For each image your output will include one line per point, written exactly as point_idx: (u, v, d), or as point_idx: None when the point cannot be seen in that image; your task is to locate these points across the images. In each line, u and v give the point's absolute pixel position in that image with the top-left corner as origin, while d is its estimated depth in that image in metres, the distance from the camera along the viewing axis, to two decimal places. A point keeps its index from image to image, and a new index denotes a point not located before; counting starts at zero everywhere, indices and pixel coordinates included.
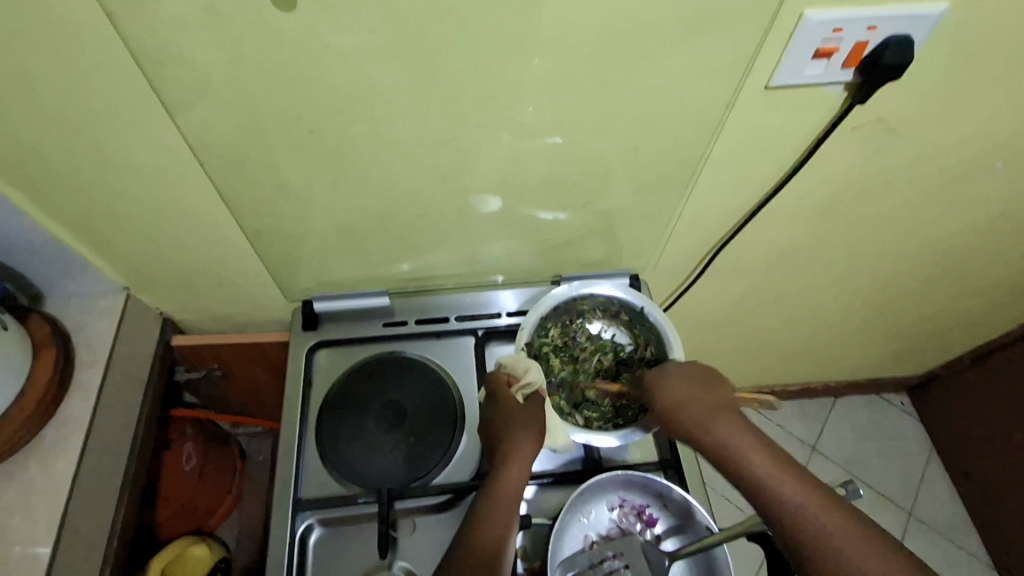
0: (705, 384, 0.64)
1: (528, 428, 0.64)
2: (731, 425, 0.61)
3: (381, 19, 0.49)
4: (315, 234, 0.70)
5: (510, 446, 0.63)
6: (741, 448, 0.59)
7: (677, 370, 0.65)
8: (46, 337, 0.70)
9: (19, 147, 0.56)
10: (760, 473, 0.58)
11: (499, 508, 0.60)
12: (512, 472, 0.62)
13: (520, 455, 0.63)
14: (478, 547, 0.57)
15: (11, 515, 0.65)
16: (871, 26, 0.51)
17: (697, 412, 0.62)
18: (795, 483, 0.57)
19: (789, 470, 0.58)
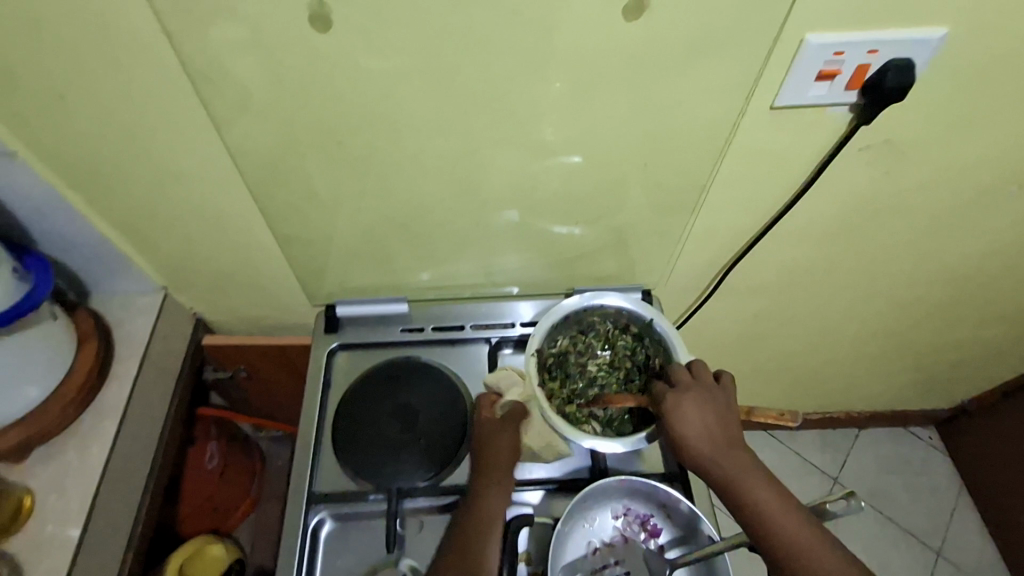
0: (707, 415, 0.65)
1: (504, 450, 0.67)
2: (735, 453, 0.63)
3: (405, 40, 0.53)
4: (340, 239, 0.74)
5: (488, 468, 0.66)
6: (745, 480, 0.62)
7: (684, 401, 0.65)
8: (89, 329, 0.74)
9: (76, 153, 0.61)
10: (764, 504, 0.60)
11: (479, 529, 0.62)
12: (493, 492, 0.64)
13: (498, 477, 0.65)
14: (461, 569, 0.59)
15: (45, 495, 0.67)
16: (871, 50, 0.53)
17: (707, 437, 0.63)
18: (788, 514, 0.60)
19: (782, 494, 0.61)
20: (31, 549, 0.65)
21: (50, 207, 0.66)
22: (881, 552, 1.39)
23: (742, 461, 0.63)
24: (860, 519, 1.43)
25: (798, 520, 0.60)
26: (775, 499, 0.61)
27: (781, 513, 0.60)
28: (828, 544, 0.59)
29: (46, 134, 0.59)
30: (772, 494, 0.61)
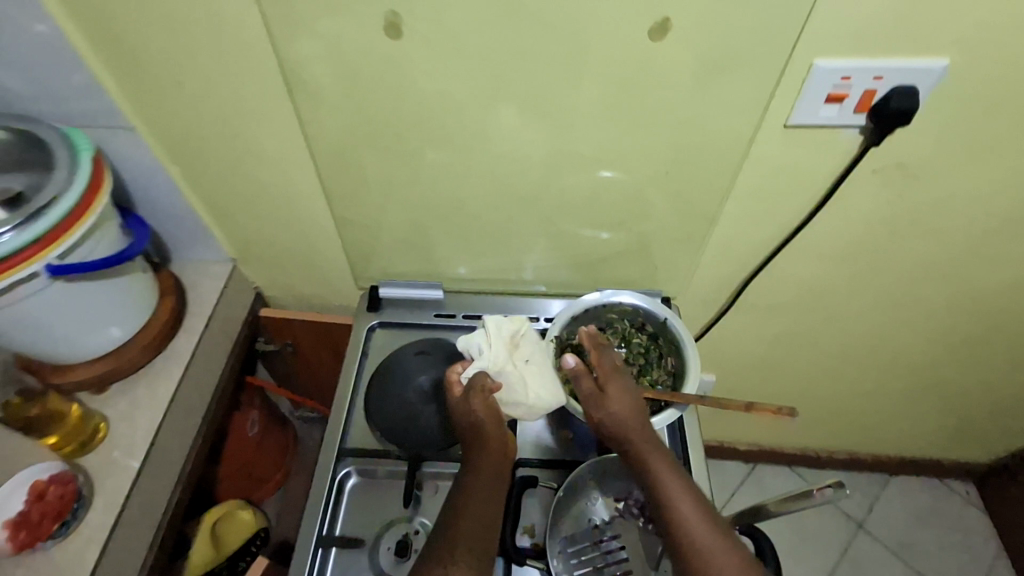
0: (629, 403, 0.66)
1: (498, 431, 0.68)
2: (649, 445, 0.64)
3: (460, 50, 0.61)
4: (388, 225, 0.83)
5: (486, 447, 0.67)
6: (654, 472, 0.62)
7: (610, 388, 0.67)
8: (170, 286, 0.85)
9: (177, 136, 0.72)
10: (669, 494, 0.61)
11: (484, 504, 0.63)
12: (492, 470, 0.66)
13: (498, 456, 0.67)
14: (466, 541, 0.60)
15: (117, 423, 0.76)
16: (877, 76, 0.58)
17: (624, 415, 0.65)
18: (694, 508, 0.60)
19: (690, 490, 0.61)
20: (97, 471, 0.72)
21: (151, 180, 0.78)
22: None
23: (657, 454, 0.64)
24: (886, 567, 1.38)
25: (701, 518, 0.59)
26: (682, 486, 0.61)
27: (685, 508, 0.60)
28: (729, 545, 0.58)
29: (157, 117, 0.70)
30: (680, 487, 0.61)
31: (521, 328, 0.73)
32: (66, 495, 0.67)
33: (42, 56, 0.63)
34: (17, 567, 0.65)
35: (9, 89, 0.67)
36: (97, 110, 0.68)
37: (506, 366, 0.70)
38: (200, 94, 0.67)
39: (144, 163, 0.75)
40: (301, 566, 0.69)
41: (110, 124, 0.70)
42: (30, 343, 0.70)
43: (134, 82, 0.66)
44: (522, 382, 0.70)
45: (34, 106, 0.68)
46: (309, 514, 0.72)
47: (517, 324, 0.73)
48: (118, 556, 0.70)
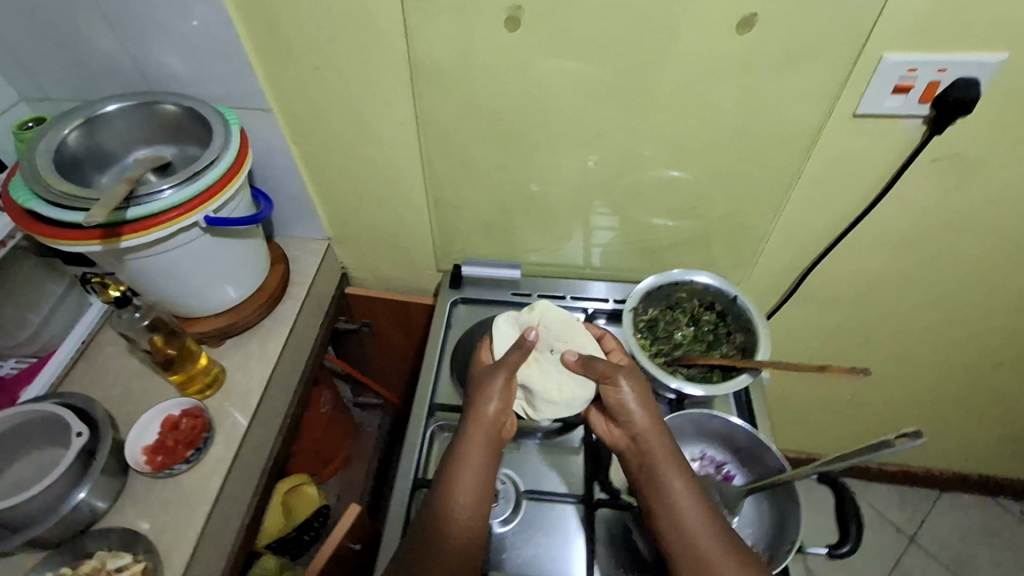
0: (645, 398, 0.70)
1: (505, 400, 0.71)
2: (659, 438, 0.67)
3: (564, 43, 0.70)
4: (476, 208, 0.92)
5: (489, 410, 0.69)
6: (660, 462, 0.66)
7: (631, 379, 0.71)
8: (279, 256, 0.95)
9: (304, 120, 0.83)
10: (669, 484, 0.64)
11: (480, 467, 0.66)
12: (488, 435, 0.68)
13: (495, 422, 0.69)
14: (462, 496, 0.64)
15: (234, 371, 0.85)
16: (941, 69, 0.65)
17: (642, 406, 0.69)
18: (694, 500, 0.63)
19: (691, 483, 0.64)
20: (216, 411, 0.80)
21: (275, 159, 0.89)
22: None
23: (665, 446, 0.67)
24: None
25: (699, 509, 0.63)
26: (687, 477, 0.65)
27: (683, 498, 0.63)
28: (718, 536, 0.61)
29: (292, 100, 0.81)
30: (681, 478, 0.64)
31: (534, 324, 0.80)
32: (197, 427, 0.77)
33: (209, 43, 0.75)
34: (150, 487, 0.73)
35: (173, 73, 0.79)
36: (243, 92, 0.80)
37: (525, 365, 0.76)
38: (334, 80, 0.77)
39: (272, 143, 0.86)
40: (401, 501, 0.75)
41: (252, 105, 0.81)
42: (167, 291, 0.79)
43: (280, 69, 0.77)
44: (542, 376, 0.76)
45: (193, 88, 0.80)
46: (406, 457, 0.79)
47: (528, 321, 0.80)
48: (235, 486, 0.77)
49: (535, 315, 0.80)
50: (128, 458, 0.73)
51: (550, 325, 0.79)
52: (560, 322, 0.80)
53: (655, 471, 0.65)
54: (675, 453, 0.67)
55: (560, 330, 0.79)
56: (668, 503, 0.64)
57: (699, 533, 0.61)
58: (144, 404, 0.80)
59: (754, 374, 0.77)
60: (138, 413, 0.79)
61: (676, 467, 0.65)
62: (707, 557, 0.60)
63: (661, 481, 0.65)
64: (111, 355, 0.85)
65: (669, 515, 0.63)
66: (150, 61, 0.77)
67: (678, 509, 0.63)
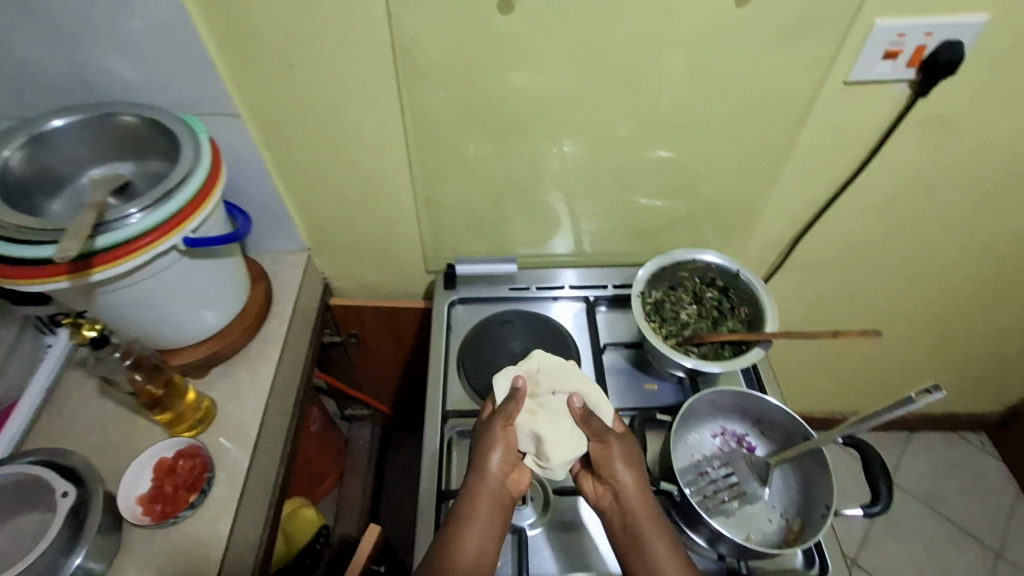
0: (634, 461, 0.67)
1: (508, 461, 0.67)
2: (646, 506, 0.64)
3: (560, 25, 0.67)
4: (467, 203, 0.88)
5: (488, 476, 0.65)
6: (646, 532, 0.63)
7: (622, 440, 0.68)
8: (259, 274, 0.89)
9: (279, 123, 0.76)
10: (656, 557, 0.61)
11: (476, 534, 0.62)
12: (488, 502, 0.64)
13: (498, 486, 0.65)
14: (459, 571, 0.59)
15: (226, 403, 0.78)
16: (927, 33, 0.67)
17: (629, 469, 0.66)
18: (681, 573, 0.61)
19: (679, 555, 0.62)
20: (212, 449, 0.74)
21: (246, 168, 0.82)
22: (939, 549, 1.41)
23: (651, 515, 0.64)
24: (917, 518, 1.45)
25: None
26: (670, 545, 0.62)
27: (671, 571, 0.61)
28: None
29: (263, 102, 0.74)
30: (668, 549, 0.62)
31: (530, 371, 0.73)
32: (196, 468, 0.71)
33: (167, 45, 0.67)
34: (151, 541, 0.66)
35: (125, 81, 0.70)
36: (208, 97, 0.72)
37: (526, 415, 0.69)
38: (311, 77, 0.71)
39: (243, 150, 0.79)
40: (429, 519, 0.72)
41: (217, 111, 0.74)
42: (143, 324, 0.72)
43: (250, 69, 0.70)
44: (550, 425, 0.69)
45: (149, 97, 0.72)
46: (427, 472, 0.75)
47: (524, 370, 0.73)
48: (245, 526, 0.71)
49: (531, 364, 0.74)
50: (126, 513, 0.66)
51: (545, 369, 0.73)
52: (558, 365, 0.74)
53: (638, 537, 0.63)
54: (662, 522, 0.64)
55: (558, 373, 0.73)
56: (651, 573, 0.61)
57: None
58: (129, 450, 0.73)
59: (765, 347, 0.77)
60: (124, 461, 0.72)
61: (663, 538, 0.62)
62: None
63: (644, 548, 0.62)
64: (81, 401, 0.77)
65: None
66: (95, 69, 0.69)
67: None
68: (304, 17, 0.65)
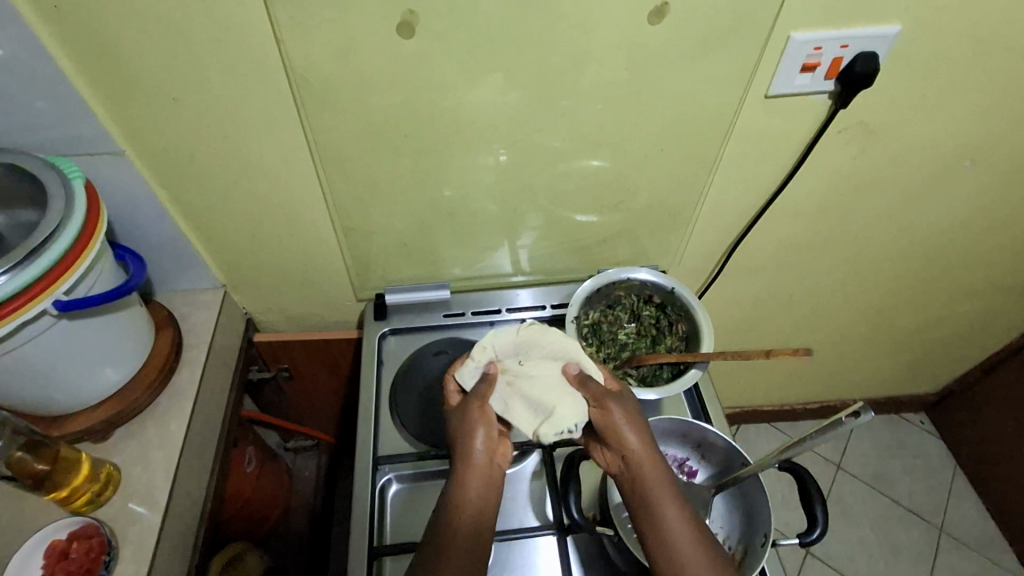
0: (635, 422, 0.65)
1: (493, 438, 0.66)
2: (652, 465, 0.63)
3: (470, 46, 0.63)
4: (392, 231, 0.83)
5: (475, 456, 0.64)
6: (653, 491, 0.61)
7: (622, 403, 0.66)
8: (163, 320, 0.81)
9: (171, 159, 0.69)
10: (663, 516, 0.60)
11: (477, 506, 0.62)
12: (484, 474, 0.64)
13: (486, 464, 0.64)
14: (458, 549, 0.59)
15: (131, 468, 0.72)
16: (844, 44, 0.66)
17: (633, 430, 0.64)
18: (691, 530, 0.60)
19: (688, 512, 0.61)
20: (115, 523, 0.68)
21: (139, 208, 0.74)
22: (886, 530, 1.46)
23: (660, 474, 0.62)
24: (864, 501, 1.50)
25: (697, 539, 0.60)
26: (679, 500, 0.62)
27: (681, 530, 0.60)
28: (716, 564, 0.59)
29: (148, 137, 0.67)
30: (676, 506, 0.61)
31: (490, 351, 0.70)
32: (93, 549, 0.65)
33: (23, 81, 0.59)
34: None
35: None
36: (82, 136, 0.65)
37: (506, 392, 0.67)
38: (199, 110, 0.65)
39: (133, 189, 0.72)
40: None
41: (95, 150, 0.66)
42: (22, 393, 0.64)
43: (128, 104, 0.63)
44: (535, 389, 0.67)
45: (12, 138, 0.64)
46: (358, 527, 0.71)
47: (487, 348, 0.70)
48: None
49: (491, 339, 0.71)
50: None
51: (503, 341, 0.70)
52: (514, 332, 0.71)
53: (645, 494, 0.62)
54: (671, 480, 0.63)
55: (519, 341, 0.71)
56: (660, 533, 0.60)
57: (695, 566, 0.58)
58: (20, 532, 0.66)
59: (702, 368, 0.76)
60: (13, 546, 0.65)
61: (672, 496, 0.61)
62: None
63: (654, 506, 0.61)
64: None
65: (662, 546, 0.60)
66: None
67: (672, 538, 0.59)
68: (182, 45, 0.59)
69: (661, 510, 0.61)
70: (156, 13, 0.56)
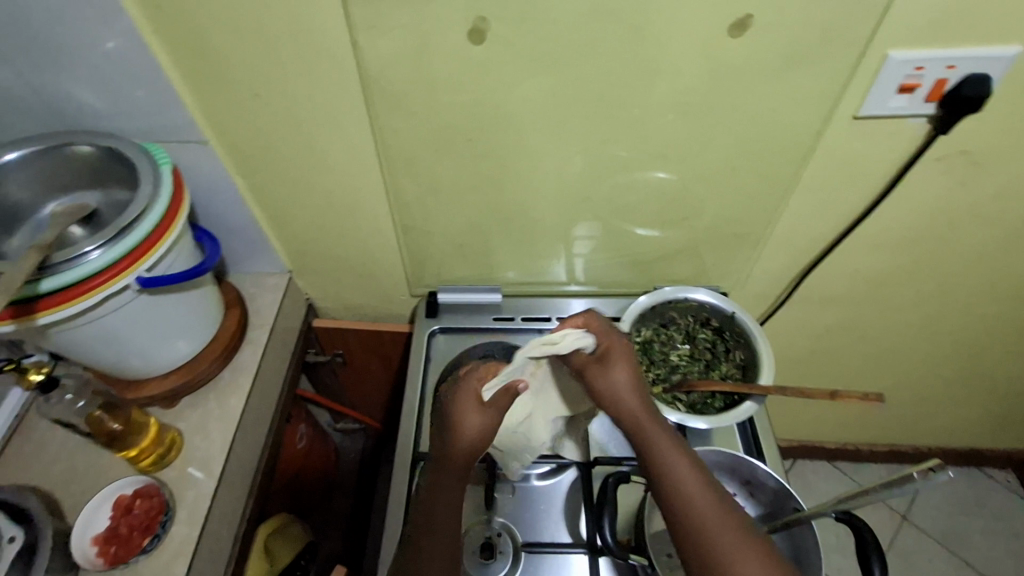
0: (631, 379, 0.65)
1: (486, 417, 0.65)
2: (657, 424, 0.62)
3: (539, 53, 0.62)
4: (450, 232, 0.84)
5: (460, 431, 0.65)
6: (662, 447, 0.61)
7: (619, 359, 0.66)
8: (233, 299, 0.87)
9: (250, 150, 0.74)
10: (677, 470, 0.59)
11: (443, 508, 0.62)
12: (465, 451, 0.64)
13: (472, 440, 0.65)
14: (437, 528, 0.61)
15: (193, 436, 0.77)
16: (950, 65, 0.61)
17: (631, 386, 0.65)
18: (706, 486, 0.58)
19: (701, 470, 0.60)
20: (174, 485, 0.73)
21: (220, 193, 0.79)
22: None
23: (665, 433, 0.62)
24: (931, 559, 1.37)
25: (715, 494, 0.57)
26: (707, 485, 0.58)
27: (694, 483, 0.58)
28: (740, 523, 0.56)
29: (231, 129, 0.71)
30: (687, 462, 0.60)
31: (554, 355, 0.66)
32: (153, 509, 0.70)
33: (127, 72, 0.64)
34: None
35: (87, 107, 0.68)
36: (174, 124, 0.70)
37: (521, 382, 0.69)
38: (278, 105, 0.68)
39: (214, 176, 0.77)
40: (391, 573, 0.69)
41: (184, 138, 0.71)
42: (104, 358, 0.70)
43: (216, 97, 0.67)
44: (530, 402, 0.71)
45: (114, 123, 0.70)
46: (392, 519, 0.72)
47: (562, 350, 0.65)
48: (202, 568, 0.70)
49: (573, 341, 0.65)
50: (77, 555, 0.65)
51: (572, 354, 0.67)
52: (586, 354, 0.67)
53: (667, 475, 0.59)
54: (676, 437, 0.62)
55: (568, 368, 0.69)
56: (676, 489, 0.58)
57: (717, 521, 0.55)
58: (94, 484, 0.72)
59: (758, 402, 0.72)
60: (86, 494, 0.71)
61: (682, 452, 0.60)
62: (727, 546, 0.54)
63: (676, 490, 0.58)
64: (50, 430, 0.76)
65: (680, 503, 0.57)
66: (56, 96, 0.67)
67: (706, 522, 0.55)
68: (265, 45, 0.62)
69: (683, 484, 0.58)
70: (245, 15, 0.59)
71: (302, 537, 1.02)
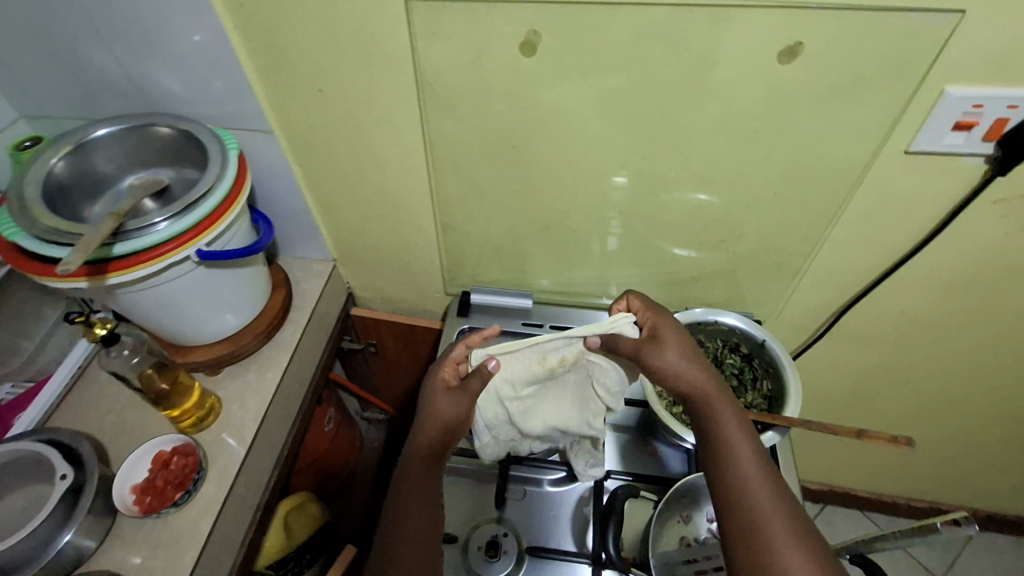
0: (695, 358, 0.66)
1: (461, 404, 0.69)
2: (724, 407, 0.63)
3: (588, 67, 0.64)
4: (488, 235, 0.87)
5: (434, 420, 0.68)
6: (727, 430, 0.61)
7: (678, 339, 0.67)
8: (279, 281, 0.92)
9: (309, 142, 0.79)
10: (738, 455, 0.60)
11: (421, 505, 0.66)
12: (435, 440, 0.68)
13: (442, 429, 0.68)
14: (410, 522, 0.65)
15: (230, 404, 0.82)
16: (1012, 105, 0.59)
17: (695, 364, 0.65)
18: (764, 475, 0.58)
19: (762, 459, 0.60)
20: (209, 447, 0.78)
21: (278, 180, 0.85)
22: None
23: (730, 417, 0.62)
24: None
25: (771, 484, 0.58)
26: (766, 473, 0.58)
27: (752, 470, 0.59)
28: (792, 516, 0.56)
29: (294, 121, 0.76)
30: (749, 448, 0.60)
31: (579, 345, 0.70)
32: (188, 466, 0.75)
33: (208, 63, 0.70)
34: (139, 529, 0.71)
35: (170, 92, 0.75)
36: (244, 113, 0.75)
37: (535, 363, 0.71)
38: (338, 102, 0.72)
39: (275, 163, 0.82)
40: None
41: (252, 127, 0.77)
42: (161, 323, 0.76)
43: (283, 90, 0.72)
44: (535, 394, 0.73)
45: (191, 108, 0.76)
46: None
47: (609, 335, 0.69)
48: (225, 528, 0.74)
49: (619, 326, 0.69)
50: (117, 500, 0.71)
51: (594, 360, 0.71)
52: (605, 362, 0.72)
53: (726, 457, 0.60)
54: (743, 423, 0.62)
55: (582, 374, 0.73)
56: (733, 471, 0.59)
57: (768, 507, 0.56)
58: (138, 437, 0.78)
59: (780, 432, 0.71)
60: (131, 446, 0.77)
61: (746, 438, 0.61)
62: (775, 533, 0.54)
63: (736, 474, 0.58)
64: (107, 383, 0.83)
65: (736, 485, 0.58)
66: (144, 81, 0.74)
67: (759, 508, 0.56)
68: (332, 45, 0.66)
69: (741, 468, 0.59)
70: (317, 17, 0.64)
71: (320, 516, 1.06)
